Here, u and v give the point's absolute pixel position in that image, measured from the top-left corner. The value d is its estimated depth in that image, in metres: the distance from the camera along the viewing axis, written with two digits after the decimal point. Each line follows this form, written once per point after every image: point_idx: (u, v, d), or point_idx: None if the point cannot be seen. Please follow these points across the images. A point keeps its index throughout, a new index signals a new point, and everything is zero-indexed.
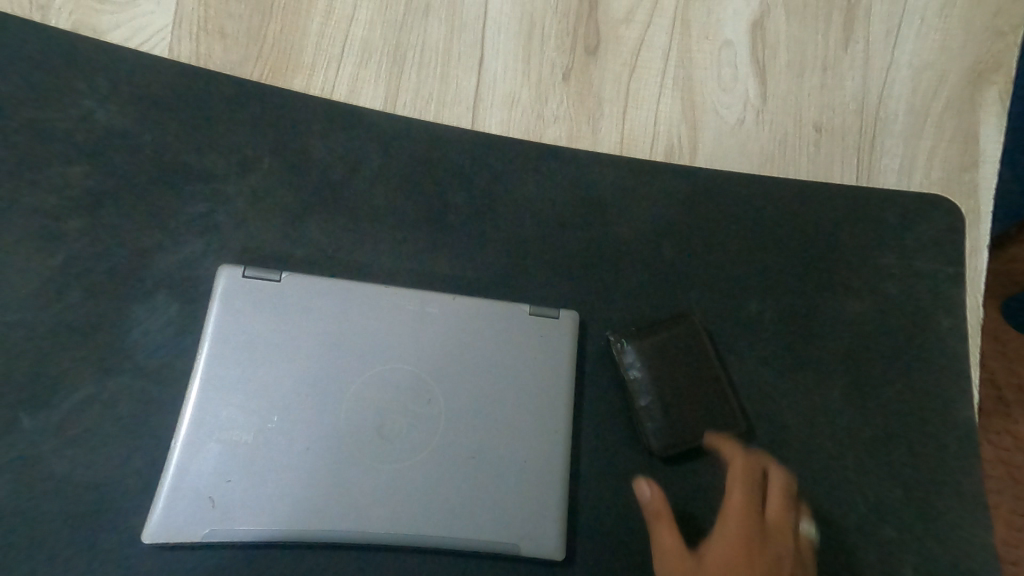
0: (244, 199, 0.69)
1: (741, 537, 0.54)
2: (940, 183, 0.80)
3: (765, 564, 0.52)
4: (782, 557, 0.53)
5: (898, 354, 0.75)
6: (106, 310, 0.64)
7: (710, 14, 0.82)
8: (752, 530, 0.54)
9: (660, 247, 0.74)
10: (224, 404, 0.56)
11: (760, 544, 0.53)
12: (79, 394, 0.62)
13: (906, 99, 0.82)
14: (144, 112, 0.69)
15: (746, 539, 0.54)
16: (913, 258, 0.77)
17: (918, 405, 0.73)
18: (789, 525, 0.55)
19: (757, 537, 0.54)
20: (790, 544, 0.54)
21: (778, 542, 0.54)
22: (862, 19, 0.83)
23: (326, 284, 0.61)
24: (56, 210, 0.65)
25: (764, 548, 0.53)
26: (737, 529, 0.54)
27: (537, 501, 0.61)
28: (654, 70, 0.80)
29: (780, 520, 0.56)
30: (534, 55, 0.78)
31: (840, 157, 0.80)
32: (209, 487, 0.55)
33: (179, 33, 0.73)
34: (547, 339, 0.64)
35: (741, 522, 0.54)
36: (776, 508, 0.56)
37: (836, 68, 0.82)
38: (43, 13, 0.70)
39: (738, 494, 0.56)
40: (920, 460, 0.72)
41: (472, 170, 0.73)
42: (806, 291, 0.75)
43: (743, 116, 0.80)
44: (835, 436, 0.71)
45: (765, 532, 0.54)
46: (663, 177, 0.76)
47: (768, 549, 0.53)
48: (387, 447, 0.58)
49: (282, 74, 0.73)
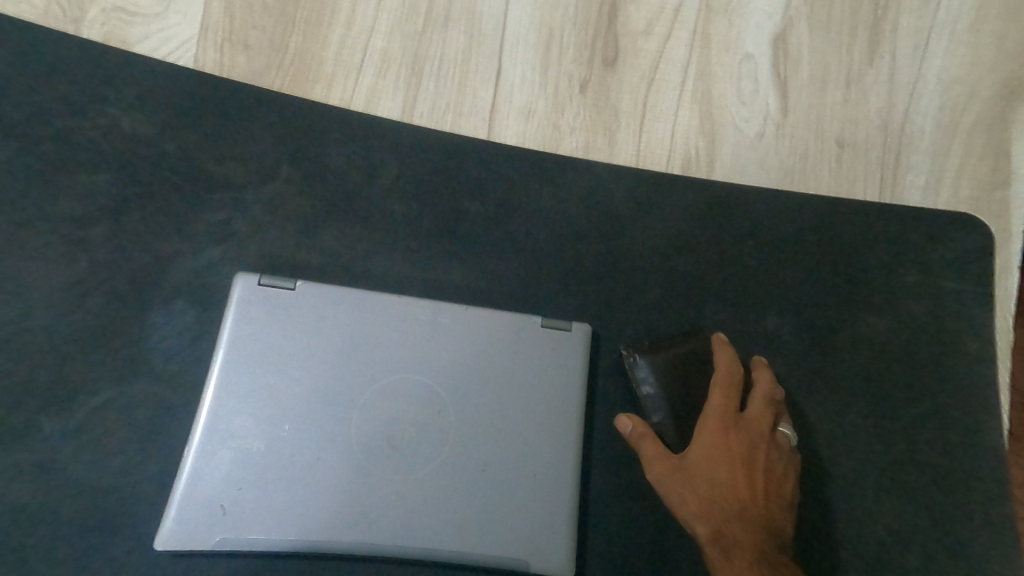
0: (261, 207, 0.69)
1: (721, 429, 0.61)
2: (968, 202, 0.78)
3: (743, 449, 0.61)
4: (758, 443, 0.62)
5: (919, 376, 0.72)
6: (125, 316, 0.65)
7: (731, 27, 0.81)
8: (731, 422, 0.62)
9: (675, 261, 0.73)
10: (238, 410, 0.57)
11: (738, 434, 0.62)
12: (96, 398, 0.63)
13: (934, 115, 0.80)
14: (167, 122, 0.70)
15: (725, 430, 0.62)
16: (938, 278, 0.75)
17: (944, 430, 0.71)
18: (764, 418, 0.63)
19: (735, 428, 0.62)
20: (763, 434, 0.63)
21: (753, 432, 0.62)
22: (889, 32, 0.82)
23: (341, 293, 0.61)
24: (80, 218, 0.67)
25: (740, 436, 0.62)
26: (718, 423, 0.62)
27: (548, 518, 0.60)
28: (672, 83, 0.79)
29: (756, 414, 0.64)
30: (552, 67, 0.78)
31: (863, 173, 0.78)
32: (221, 496, 0.55)
33: (204, 44, 0.73)
34: (560, 352, 0.64)
35: (721, 418, 0.62)
36: (752, 411, 0.64)
37: (860, 82, 0.81)
38: (75, 25, 0.71)
39: (718, 396, 0.63)
40: (943, 486, 0.69)
41: (488, 181, 0.73)
42: (828, 309, 0.73)
43: (763, 131, 0.79)
44: (850, 459, 0.69)
45: (743, 426, 0.62)
46: (679, 191, 0.75)
47: (745, 437, 0.62)
48: (398, 458, 0.58)
49: (303, 83, 0.74)
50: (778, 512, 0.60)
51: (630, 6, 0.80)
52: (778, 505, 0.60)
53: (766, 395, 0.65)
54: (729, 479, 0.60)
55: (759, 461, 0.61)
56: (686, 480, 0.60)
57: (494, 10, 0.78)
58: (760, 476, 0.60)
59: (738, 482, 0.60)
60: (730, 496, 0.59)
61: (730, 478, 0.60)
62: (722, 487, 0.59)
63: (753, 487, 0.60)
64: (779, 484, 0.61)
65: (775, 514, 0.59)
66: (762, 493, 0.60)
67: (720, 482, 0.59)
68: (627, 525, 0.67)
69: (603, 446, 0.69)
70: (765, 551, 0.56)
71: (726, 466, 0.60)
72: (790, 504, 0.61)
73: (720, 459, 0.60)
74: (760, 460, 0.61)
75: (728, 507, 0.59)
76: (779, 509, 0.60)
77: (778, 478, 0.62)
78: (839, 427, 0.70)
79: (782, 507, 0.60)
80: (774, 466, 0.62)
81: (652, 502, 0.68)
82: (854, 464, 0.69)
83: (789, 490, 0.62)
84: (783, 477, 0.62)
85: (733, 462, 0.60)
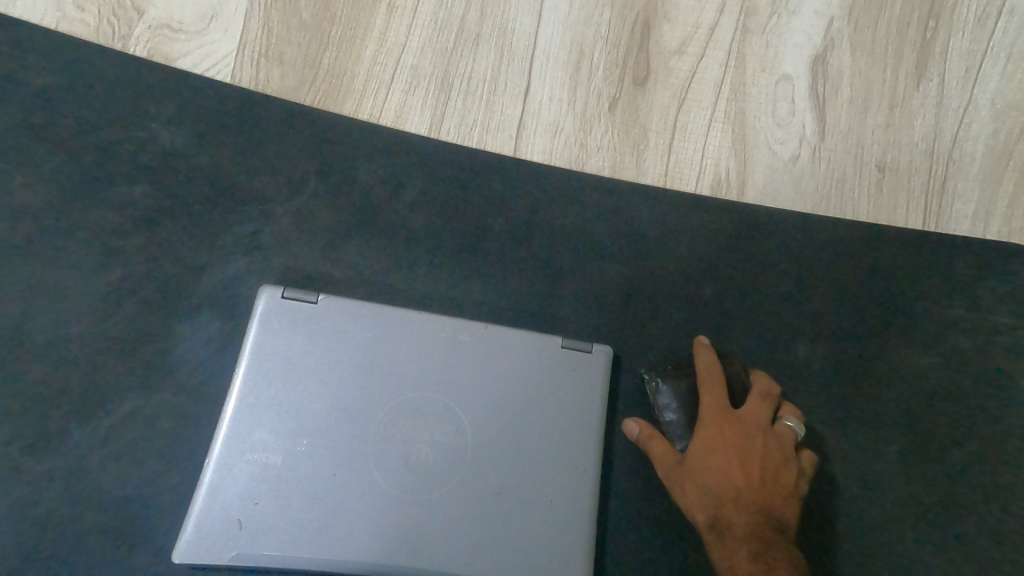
0: (288, 220, 0.70)
1: (713, 418, 0.60)
2: (1020, 233, 0.74)
3: (737, 438, 0.59)
4: (754, 432, 0.60)
5: (964, 413, 0.69)
6: (153, 325, 0.66)
7: (768, 47, 0.79)
8: (724, 412, 0.61)
9: (702, 284, 0.71)
10: (258, 423, 0.56)
11: (731, 423, 0.60)
12: (121, 406, 0.64)
13: (984, 141, 0.77)
14: (203, 136, 0.71)
15: (718, 419, 0.60)
16: (985, 311, 0.72)
17: (991, 473, 0.67)
18: (762, 409, 0.62)
19: (728, 417, 0.60)
20: (759, 425, 0.61)
21: (749, 424, 0.60)
22: (936, 55, 0.79)
23: (363, 306, 0.60)
24: (116, 228, 0.68)
25: (733, 427, 0.60)
26: (710, 413, 0.61)
27: (566, 548, 0.58)
28: (705, 103, 0.78)
29: (753, 405, 0.62)
30: (582, 86, 0.77)
31: (906, 199, 0.75)
32: (237, 510, 0.55)
33: (242, 59, 0.74)
34: (582, 375, 0.62)
35: (715, 409, 0.61)
36: (749, 405, 0.62)
37: (904, 106, 0.78)
38: (122, 41, 0.73)
39: (711, 387, 0.62)
40: (991, 534, 0.65)
41: (515, 198, 0.72)
42: (863, 339, 0.70)
43: (799, 153, 0.76)
44: (887, 498, 0.66)
45: (738, 416, 0.61)
46: (710, 213, 0.73)
47: (739, 427, 0.60)
48: (414, 477, 0.57)
49: (334, 98, 0.74)
50: (779, 500, 0.58)
51: (664, 25, 0.79)
52: (778, 492, 0.58)
53: (765, 386, 0.63)
54: (722, 467, 0.58)
55: (756, 450, 0.59)
56: (680, 470, 0.60)
57: (525, 28, 0.78)
58: (757, 464, 0.59)
59: (733, 472, 0.58)
60: (724, 483, 0.58)
61: (723, 466, 0.58)
62: (715, 474, 0.58)
63: (749, 475, 0.58)
64: (780, 472, 0.59)
65: (774, 501, 0.58)
66: (759, 482, 0.58)
67: (713, 470, 0.58)
68: (647, 557, 0.65)
69: (623, 473, 0.66)
70: (758, 535, 0.55)
71: (719, 453, 0.59)
72: (794, 492, 0.59)
73: (713, 447, 0.59)
74: (757, 448, 0.59)
75: (721, 494, 0.58)
76: (780, 497, 0.58)
77: (779, 466, 0.59)
78: (873, 463, 0.67)
79: (783, 495, 0.58)
80: (774, 454, 0.60)
81: (673, 534, 0.66)
82: (890, 506, 0.66)
83: (791, 479, 0.59)
84: (786, 465, 0.60)
85: (726, 450, 0.59)
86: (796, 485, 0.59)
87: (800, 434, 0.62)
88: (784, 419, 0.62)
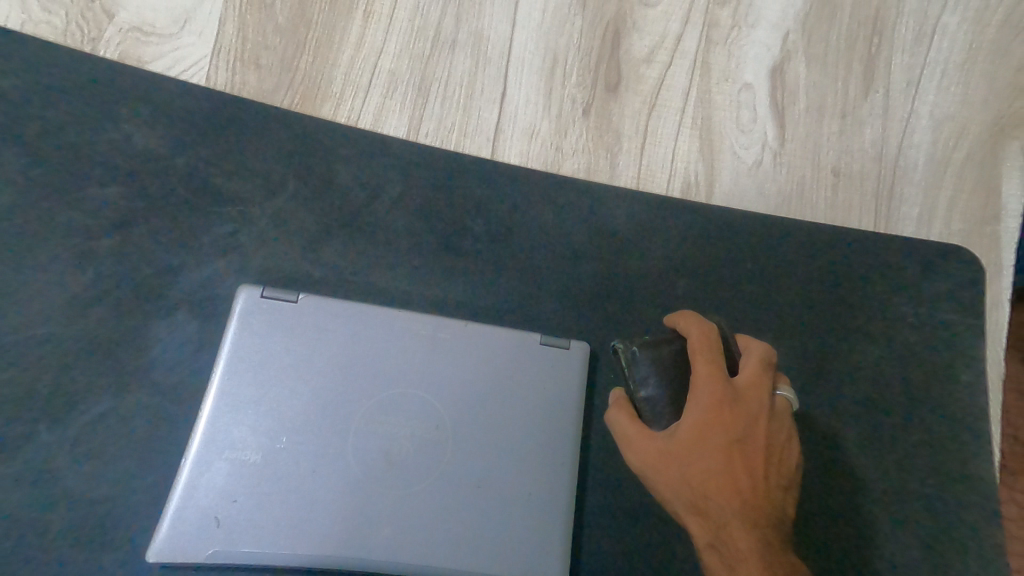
0: (267, 220, 0.71)
1: (717, 397, 0.54)
2: (960, 235, 0.80)
3: (738, 428, 0.54)
4: (756, 413, 0.55)
5: (913, 403, 0.73)
6: (127, 326, 0.66)
7: (731, 57, 0.83)
8: (726, 392, 0.54)
9: (672, 282, 0.74)
10: (236, 421, 0.57)
11: (734, 408, 0.54)
12: (95, 408, 0.63)
13: (926, 148, 0.82)
14: (178, 137, 0.71)
15: (720, 406, 0.54)
16: (930, 308, 0.76)
17: (936, 460, 0.72)
18: (761, 384, 0.56)
19: (730, 402, 0.54)
20: (762, 402, 0.56)
21: (751, 402, 0.55)
22: (882, 68, 0.84)
23: (344, 304, 0.61)
24: (88, 229, 0.68)
25: (736, 407, 0.54)
26: (710, 402, 0.54)
27: (544, 538, 0.60)
28: (673, 109, 0.81)
29: (753, 379, 0.56)
30: (556, 91, 0.80)
31: (859, 202, 0.80)
32: (214, 508, 0.55)
33: (217, 63, 0.75)
34: (559, 369, 0.64)
35: (714, 396, 0.54)
36: (748, 379, 0.56)
37: (855, 115, 0.82)
38: (93, 45, 0.73)
39: (707, 372, 0.55)
40: (936, 514, 0.70)
41: (492, 200, 0.74)
42: (823, 334, 0.74)
43: (761, 158, 0.80)
44: (844, 483, 0.70)
45: (738, 403, 0.55)
46: (678, 214, 0.76)
47: (740, 414, 0.55)
48: (395, 471, 0.58)
49: (311, 101, 0.75)
50: (776, 488, 0.55)
51: (633, 34, 0.82)
52: (777, 480, 0.56)
53: (757, 360, 0.57)
54: (725, 462, 0.54)
55: (759, 433, 0.55)
56: (677, 469, 0.54)
57: (500, 34, 0.80)
58: (760, 450, 0.55)
59: (737, 462, 0.54)
60: (727, 477, 0.54)
61: (726, 462, 0.54)
62: (719, 469, 0.54)
63: (753, 464, 0.54)
64: (780, 454, 0.56)
65: (775, 491, 0.55)
66: (762, 471, 0.55)
67: (715, 467, 0.54)
68: (623, 547, 0.67)
69: (599, 466, 0.69)
70: (764, 532, 0.53)
71: (721, 446, 0.54)
72: (790, 474, 0.57)
73: (717, 434, 0.53)
74: (759, 429, 0.55)
75: (725, 488, 0.53)
76: (779, 483, 0.56)
77: (777, 450, 0.56)
78: (833, 451, 0.71)
79: (781, 483, 0.56)
80: (773, 439, 0.56)
81: (647, 523, 0.68)
82: (850, 492, 0.70)
83: (789, 459, 0.57)
84: (784, 445, 0.57)
85: (730, 437, 0.54)
86: (791, 464, 0.57)
87: (795, 403, 0.58)
88: (778, 389, 0.58)
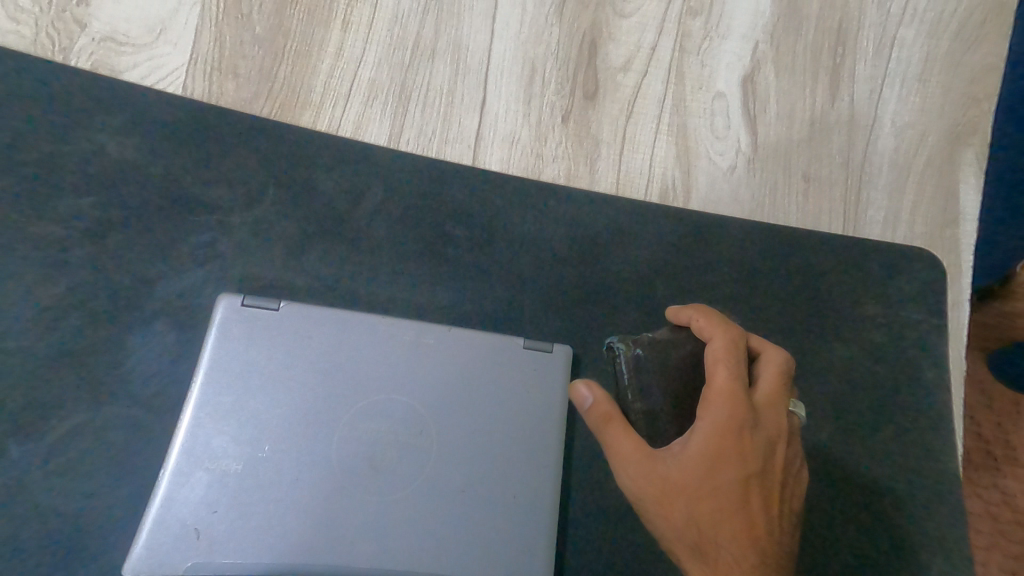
0: (246, 228, 0.70)
1: (738, 419, 0.53)
2: (923, 238, 0.83)
3: (756, 451, 0.53)
4: (773, 436, 0.55)
5: (883, 401, 0.76)
6: (102, 337, 0.65)
7: (704, 67, 0.85)
8: (747, 413, 0.53)
9: (651, 285, 0.76)
10: (216, 431, 0.56)
11: (754, 431, 0.53)
12: (70, 420, 0.62)
13: (890, 154, 0.85)
14: (154, 146, 0.71)
15: (741, 428, 0.53)
16: (897, 308, 0.79)
17: (906, 455, 0.74)
18: (778, 404, 0.56)
19: (751, 424, 0.53)
20: (779, 424, 0.55)
21: (768, 424, 0.55)
22: (847, 78, 0.87)
23: (325, 312, 0.61)
24: (61, 240, 0.66)
25: (755, 430, 0.54)
26: (721, 433, 0.52)
27: (529, 540, 0.60)
28: (649, 117, 0.83)
29: (770, 399, 0.56)
30: (535, 99, 0.81)
31: (828, 206, 0.82)
32: (194, 519, 0.54)
33: (194, 72, 0.74)
34: (543, 373, 0.65)
35: (734, 416, 0.53)
36: (765, 396, 0.56)
37: (823, 122, 0.85)
38: (64, 54, 0.72)
39: (722, 401, 0.53)
40: (907, 508, 0.72)
41: (473, 206, 0.75)
42: (798, 334, 0.76)
43: (735, 163, 0.83)
44: (819, 479, 0.72)
45: (754, 432, 0.53)
46: (657, 219, 0.78)
47: (759, 437, 0.54)
48: (380, 479, 0.58)
49: (291, 110, 0.75)
50: (784, 512, 0.55)
51: (609, 43, 0.84)
52: (786, 504, 0.56)
53: (773, 387, 0.56)
54: (740, 486, 0.53)
55: (775, 456, 0.55)
56: (681, 501, 0.53)
57: (479, 43, 0.81)
58: (775, 473, 0.55)
59: (751, 487, 0.53)
60: (740, 502, 0.53)
61: (738, 493, 0.53)
62: (733, 495, 0.53)
63: (766, 489, 0.54)
64: (789, 477, 0.56)
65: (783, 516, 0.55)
66: (774, 496, 0.54)
67: (720, 502, 0.53)
68: (606, 549, 0.68)
69: (583, 469, 0.69)
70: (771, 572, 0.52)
71: (739, 470, 0.53)
72: (796, 498, 0.57)
73: (735, 457, 0.53)
74: (775, 453, 0.55)
75: (736, 514, 0.53)
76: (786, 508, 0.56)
77: (787, 473, 0.56)
78: (809, 449, 0.73)
79: (788, 507, 0.56)
80: (785, 461, 0.56)
81: (629, 525, 0.69)
82: (823, 488, 0.71)
83: (796, 482, 0.57)
84: (794, 468, 0.57)
85: (749, 462, 0.53)
86: (799, 487, 0.57)
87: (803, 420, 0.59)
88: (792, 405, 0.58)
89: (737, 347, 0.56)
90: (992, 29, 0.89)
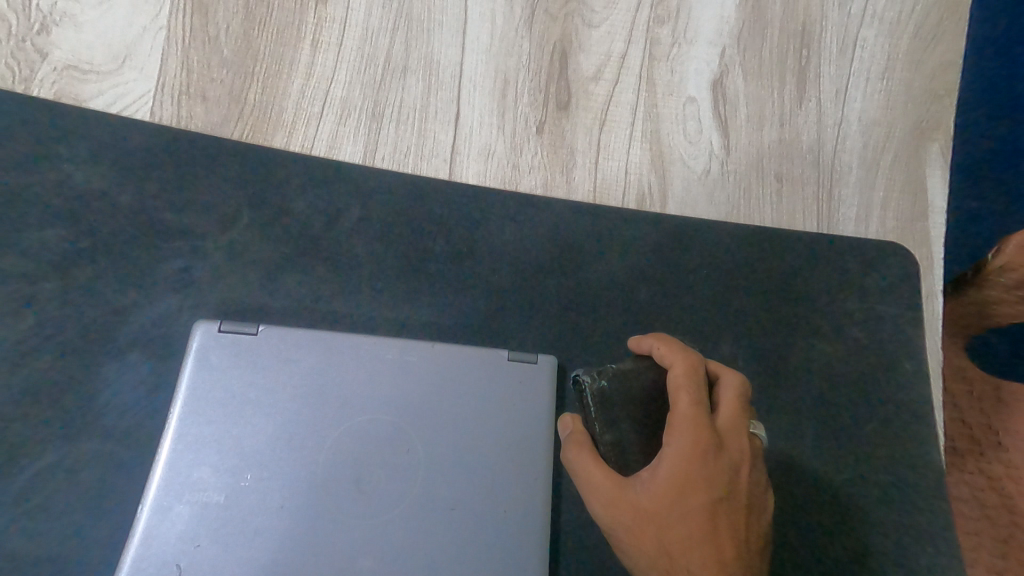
0: (221, 253, 0.69)
1: (703, 443, 0.53)
2: (894, 232, 0.85)
3: (722, 474, 0.53)
4: (738, 459, 0.55)
5: (866, 394, 0.77)
6: (74, 372, 0.63)
7: (674, 73, 0.87)
8: (712, 438, 0.53)
9: (633, 291, 0.76)
10: (198, 462, 0.55)
11: (718, 455, 0.54)
12: (43, 458, 0.60)
13: (858, 152, 0.87)
14: (124, 173, 0.69)
15: (706, 453, 0.53)
16: (874, 302, 0.81)
17: (891, 446, 0.75)
18: (740, 427, 0.56)
19: (715, 448, 0.53)
20: (743, 445, 0.56)
21: (732, 446, 0.55)
22: (812, 78, 0.89)
23: (305, 334, 0.60)
24: (29, 273, 0.64)
25: (720, 453, 0.54)
26: (688, 458, 0.52)
27: (523, 552, 0.59)
28: (623, 124, 0.84)
29: (732, 422, 0.56)
30: (508, 111, 0.81)
31: (802, 205, 0.84)
32: (176, 554, 0.52)
33: (162, 97, 0.73)
34: (529, 385, 0.64)
35: (699, 441, 0.53)
36: (728, 419, 0.56)
37: (792, 123, 0.87)
38: (25, 84, 0.70)
39: (686, 427, 0.53)
40: (896, 497, 0.73)
41: (452, 220, 0.75)
42: (779, 332, 0.77)
43: (709, 166, 0.84)
44: (808, 473, 0.72)
45: (719, 455, 0.54)
46: (635, 224, 0.79)
47: (724, 460, 0.54)
48: (363, 505, 0.56)
49: (262, 132, 0.74)
50: (754, 533, 0.55)
51: (580, 54, 0.85)
52: (754, 526, 0.55)
53: (734, 409, 0.57)
54: (708, 511, 0.52)
55: (740, 479, 0.55)
56: (651, 528, 0.52)
57: (450, 57, 0.81)
58: (740, 494, 0.55)
59: (719, 514, 0.53)
60: (709, 527, 0.52)
61: (708, 518, 0.52)
62: (703, 520, 0.52)
63: (734, 514, 0.54)
64: (755, 499, 0.56)
65: (752, 537, 0.55)
66: (743, 519, 0.54)
67: (689, 529, 0.52)
68: (598, 560, 0.67)
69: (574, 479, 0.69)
70: None
71: (706, 495, 0.52)
72: (764, 519, 0.57)
73: (702, 482, 0.52)
74: (740, 475, 0.55)
75: (707, 540, 0.52)
76: (755, 529, 0.56)
77: (754, 495, 0.56)
78: (797, 445, 0.73)
79: (757, 529, 0.56)
80: (751, 483, 0.56)
81: None
82: (814, 483, 0.72)
83: (762, 503, 0.57)
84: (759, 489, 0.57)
85: (716, 486, 0.53)
86: (765, 508, 0.57)
87: (764, 439, 0.59)
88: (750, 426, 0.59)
89: (697, 370, 0.56)
90: (948, 27, 0.91)
